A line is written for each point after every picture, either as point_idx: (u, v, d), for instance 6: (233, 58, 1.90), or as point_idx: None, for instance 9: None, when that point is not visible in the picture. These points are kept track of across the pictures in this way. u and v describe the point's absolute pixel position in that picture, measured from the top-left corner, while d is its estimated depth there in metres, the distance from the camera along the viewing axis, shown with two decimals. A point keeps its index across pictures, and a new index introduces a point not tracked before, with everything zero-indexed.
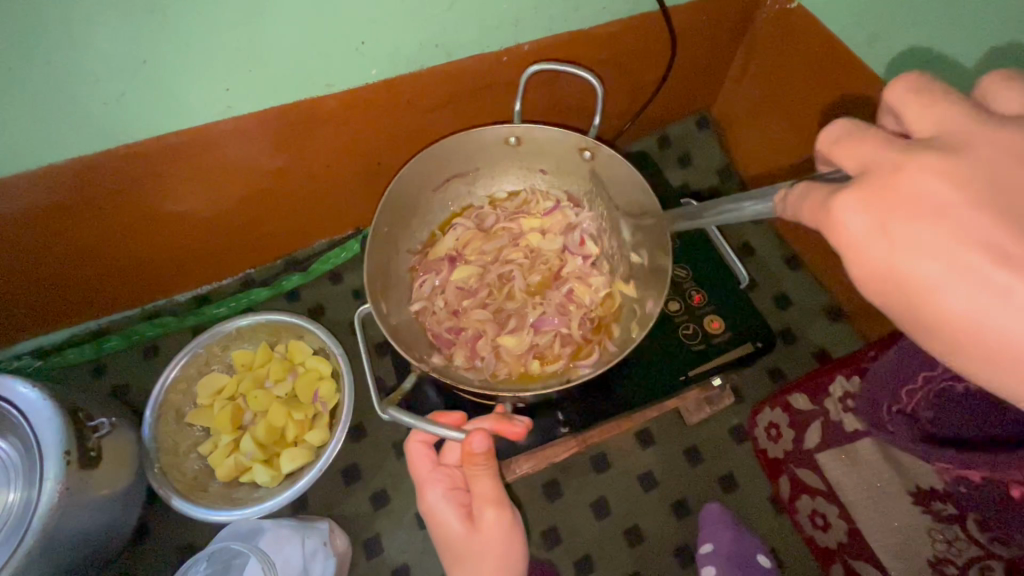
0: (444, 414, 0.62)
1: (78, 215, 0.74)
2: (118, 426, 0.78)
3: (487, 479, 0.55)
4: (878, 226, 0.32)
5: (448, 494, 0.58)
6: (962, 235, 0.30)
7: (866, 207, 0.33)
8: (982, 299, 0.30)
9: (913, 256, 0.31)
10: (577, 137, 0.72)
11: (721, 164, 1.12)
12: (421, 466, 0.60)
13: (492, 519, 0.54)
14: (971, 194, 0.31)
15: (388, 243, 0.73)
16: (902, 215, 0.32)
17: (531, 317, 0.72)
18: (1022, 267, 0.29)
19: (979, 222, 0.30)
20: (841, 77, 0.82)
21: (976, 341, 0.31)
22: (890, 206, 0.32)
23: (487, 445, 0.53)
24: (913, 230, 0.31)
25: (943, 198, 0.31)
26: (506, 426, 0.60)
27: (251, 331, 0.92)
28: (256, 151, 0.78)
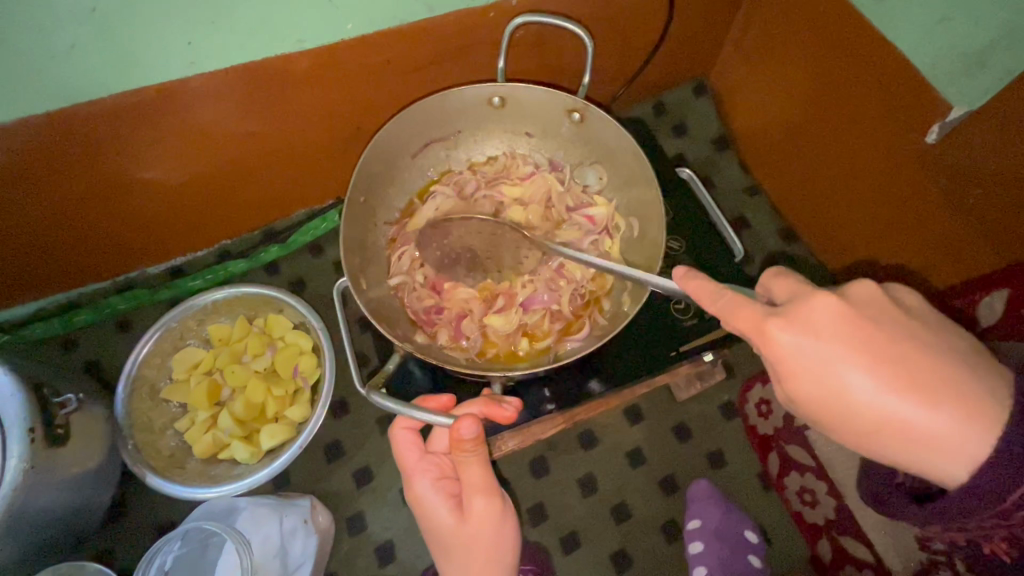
0: (431, 398, 0.58)
1: (35, 181, 0.70)
2: (88, 402, 0.76)
3: (477, 466, 0.51)
4: (791, 355, 0.42)
5: (438, 484, 0.54)
6: (869, 354, 0.41)
7: (784, 330, 0.42)
8: (898, 403, 0.40)
9: (833, 375, 0.41)
10: (563, 95, 0.68)
11: (718, 132, 1.08)
12: (408, 455, 0.56)
13: (482, 509, 0.51)
14: (848, 325, 0.41)
15: (364, 214, 0.69)
16: (817, 337, 0.41)
17: (519, 296, 0.69)
18: (908, 378, 0.40)
19: (880, 345, 0.41)
20: (843, 40, 0.78)
21: (917, 438, 0.40)
22: (795, 333, 0.42)
23: (476, 431, 0.49)
24: (823, 351, 0.41)
25: (841, 323, 0.41)
26: (495, 410, 0.55)
27: (228, 305, 0.89)
28: (226, 112, 0.73)
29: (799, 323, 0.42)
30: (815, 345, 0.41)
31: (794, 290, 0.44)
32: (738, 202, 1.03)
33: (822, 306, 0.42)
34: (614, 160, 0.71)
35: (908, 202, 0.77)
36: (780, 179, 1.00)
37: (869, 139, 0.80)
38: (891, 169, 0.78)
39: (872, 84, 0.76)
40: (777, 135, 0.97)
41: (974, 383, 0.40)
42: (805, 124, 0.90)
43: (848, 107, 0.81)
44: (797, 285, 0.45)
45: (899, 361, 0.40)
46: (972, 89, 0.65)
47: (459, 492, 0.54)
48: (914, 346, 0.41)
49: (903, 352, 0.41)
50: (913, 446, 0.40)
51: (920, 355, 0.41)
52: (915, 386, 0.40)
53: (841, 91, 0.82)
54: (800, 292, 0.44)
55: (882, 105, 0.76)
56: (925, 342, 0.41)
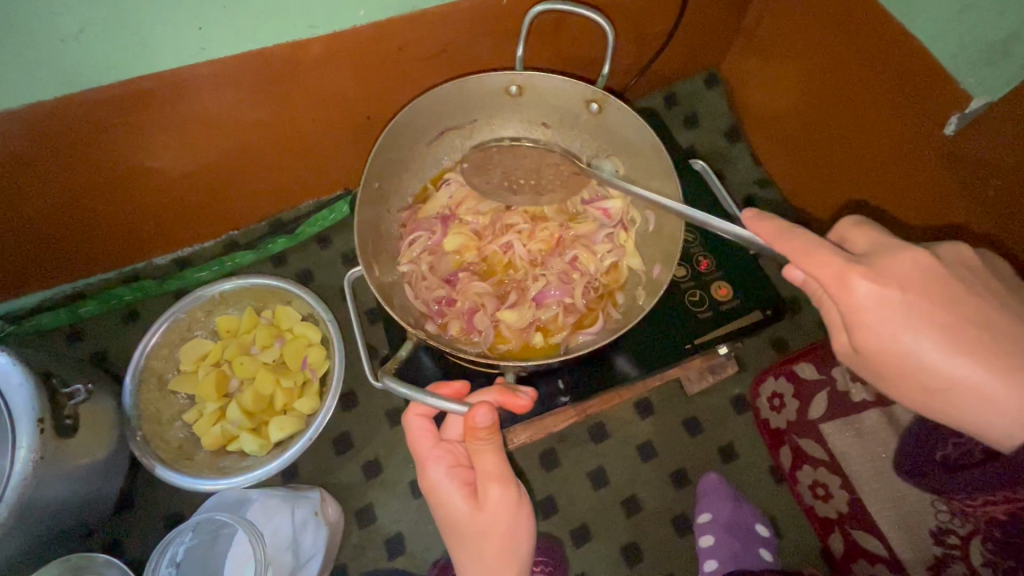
0: (443, 385, 0.57)
1: (41, 166, 0.69)
2: (96, 393, 0.75)
3: (492, 455, 0.50)
4: (874, 300, 0.42)
5: (453, 472, 0.53)
6: (945, 312, 0.41)
7: (869, 280, 0.41)
8: (963, 354, 0.41)
9: (907, 327, 0.41)
10: (580, 84, 0.67)
11: (729, 125, 1.06)
12: (421, 442, 0.56)
13: (497, 496, 0.50)
14: (931, 281, 0.42)
15: (378, 201, 0.68)
16: (901, 287, 0.41)
17: (532, 291, 0.67)
18: (979, 338, 0.41)
19: (958, 302, 0.41)
20: (861, 31, 0.77)
21: (980, 396, 0.40)
22: (880, 281, 0.42)
23: (491, 418, 0.48)
24: (902, 306, 0.41)
25: (926, 280, 0.42)
26: (510, 399, 0.54)
27: (235, 296, 0.88)
28: (236, 100, 0.72)
29: (880, 277, 0.42)
30: (893, 296, 0.41)
31: (878, 243, 0.44)
32: (749, 195, 1.02)
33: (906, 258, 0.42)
34: (631, 151, 0.70)
35: (923, 198, 0.77)
36: (794, 171, 0.98)
37: (886, 132, 0.79)
38: (909, 164, 0.77)
39: (890, 76, 0.75)
40: (790, 127, 0.96)
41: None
42: (820, 116, 0.89)
43: (866, 99, 0.80)
44: (881, 239, 0.44)
45: (969, 320, 0.41)
46: (992, 79, 0.65)
47: (474, 481, 0.53)
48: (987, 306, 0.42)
49: (978, 315, 0.41)
50: (973, 403, 0.41)
51: (994, 321, 0.41)
52: (984, 340, 0.40)
53: (858, 82, 0.81)
54: (887, 246, 0.43)
55: (901, 95, 0.75)
56: (1002, 310, 0.42)
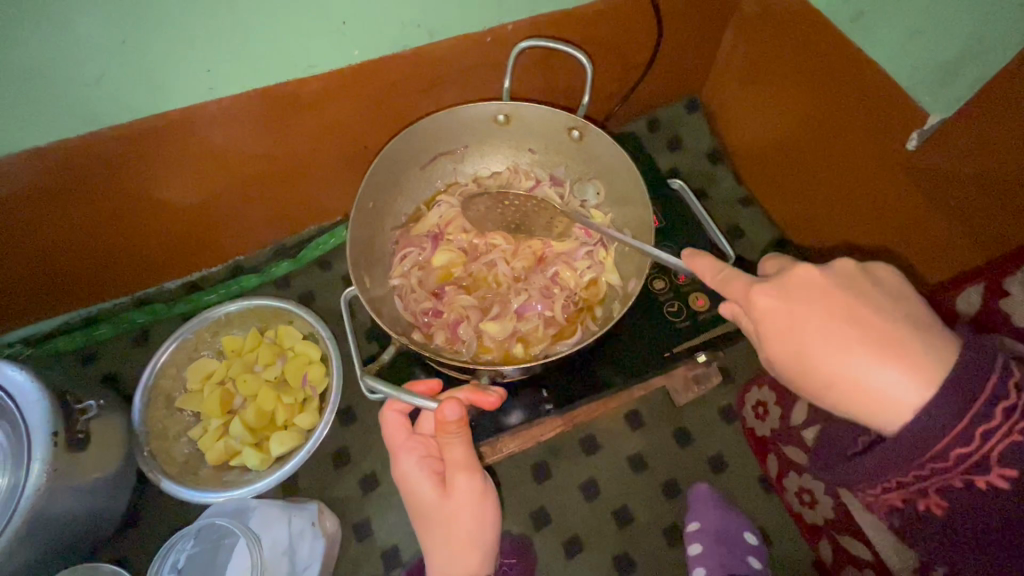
0: (418, 382, 0.61)
1: (65, 199, 0.75)
2: (107, 410, 0.79)
3: (461, 447, 0.52)
4: (773, 313, 0.47)
5: (423, 462, 0.56)
6: (841, 319, 0.45)
7: (767, 295, 0.47)
8: (845, 363, 0.44)
9: (798, 338, 0.46)
10: (562, 113, 0.71)
11: (711, 147, 1.11)
12: (396, 435, 0.58)
13: (465, 485, 0.53)
14: (829, 291, 0.46)
15: (372, 220, 0.73)
16: (797, 299, 0.46)
17: (514, 303, 0.70)
18: (874, 340, 0.43)
19: (855, 308, 0.45)
20: (830, 57, 0.82)
21: (879, 396, 0.43)
22: (776, 297, 0.47)
23: (461, 412, 0.51)
24: (798, 315, 0.46)
25: (823, 292, 0.46)
26: (481, 396, 0.57)
27: (241, 316, 0.93)
28: (242, 134, 0.78)
29: (773, 296, 0.47)
30: (787, 307, 0.46)
31: (784, 264, 0.50)
32: (733, 213, 1.06)
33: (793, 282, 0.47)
34: (609, 174, 0.73)
35: (899, 213, 0.80)
36: (775, 190, 1.02)
37: (858, 151, 0.83)
38: (881, 181, 0.80)
39: (858, 98, 0.80)
40: (769, 149, 1.00)
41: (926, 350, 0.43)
42: (796, 138, 0.93)
43: (837, 118, 0.84)
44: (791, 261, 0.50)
45: (856, 330, 0.44)
46: (943, 96, 0.69)
47: (443, 470, 0.56)
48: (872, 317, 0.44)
49: (876, 318, 0.44)
50: (874, 402, 0.43)
51: (892, 323, 0.44)
52: (861, 347, 0.43)
53: (828, 104, 0.85)
54: (789, 266, 0.49)
55: (870, 114, 0.79)
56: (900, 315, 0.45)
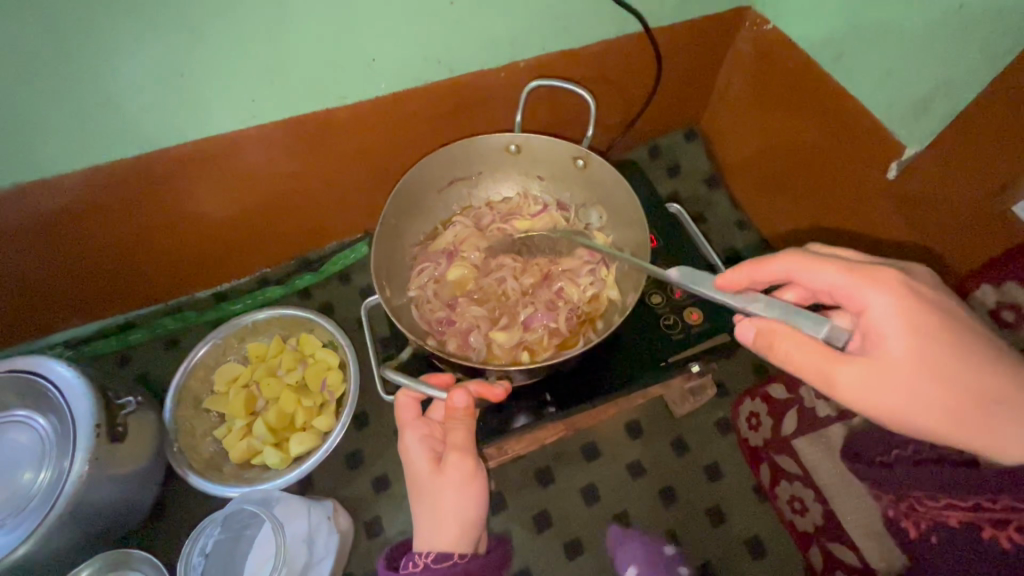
0: (434, 375, 0.66)
1: (118, 211, 0.83)
2: (143, 407, 0.85)
3: (463, 431, 0.58)
4: (903, 307, 0.45)
5: (425, 441, 0.60)
6: (963, 331, 0.45)
7: (897, 286, 0.46)
8: (922, 384, 0.44)
9: (903, 343, 0.45)
10: (568, 144, 0.78)
11: (709, 174, 1.16)
12: (405, 411, 0.62)
13: (455, 462, 0.57)
14: (950, 299, 0.47)
15: (393, 236, 0.80)
16: (925, 300, 0.46)
17: (521, 315, 0.76)
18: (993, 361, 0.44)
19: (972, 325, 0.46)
20: (816, 95, 0.88)
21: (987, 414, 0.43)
22: (902, 291, 0.46)
23: (467, 401, 0.58)
24: (924, 316, 0.45)
25: (944, 300, 0.46)
26: (488, 389, 0.63)
27: (265, 324, 0.99)
28: (278, 156, 0.86)
29: (881, 293, 0.46)
30: (917, 305, 0.46)
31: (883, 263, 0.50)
32: (731, 236, 1.11)
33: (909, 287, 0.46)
34: (611, 199, 0.80)
35: (880, 238, 0.86)
36: (771, 215, 1.07)
37: (844, 181, 0.89)
38: (866, 208, 0.86)
39: (842, 132, 0.86)
40: (762, 177, 1.06)
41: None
42: (787, 167, 1.00)
43: (823, 149, 0.91)
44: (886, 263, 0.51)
45: (953, 362, 0.44)
46: (917, 130, 0.76)
47: (441, 451, 0.60)
48: (981, 356, 0.44)
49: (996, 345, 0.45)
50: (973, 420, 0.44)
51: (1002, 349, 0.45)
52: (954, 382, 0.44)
53: (815, 137, 0.91)
54: (898, 266, 0.49)
55: (853, 147, 0.85)
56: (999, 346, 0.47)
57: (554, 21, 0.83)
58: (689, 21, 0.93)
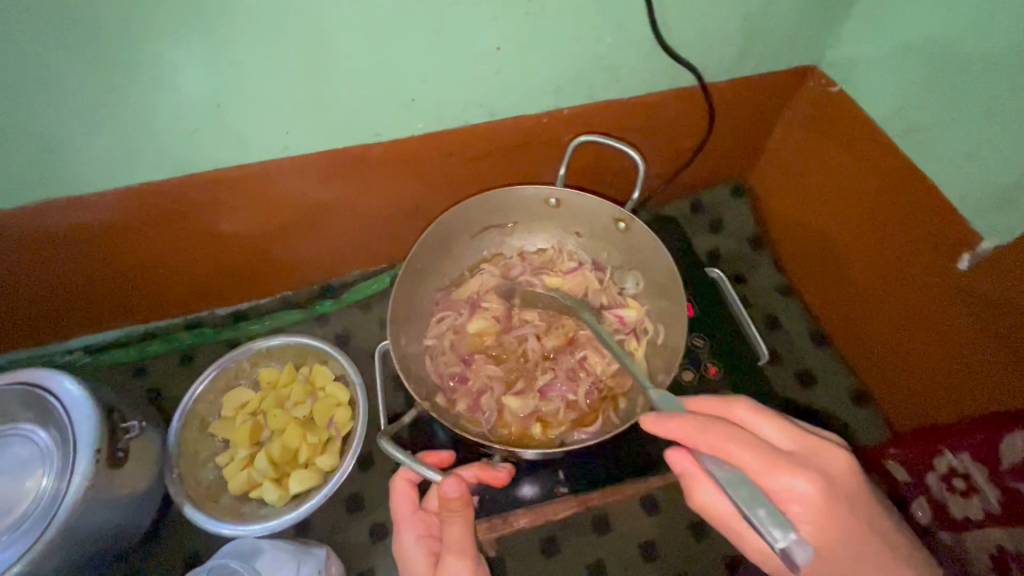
0: (432, 454, 0.64)
1: (145, 229, 0.82)
2: (148, 429, 0.84)
3: (458, 526, 0.52)
4: (835, 511, 0.42)
5: (419, 541, 0.57)
6: (864, 523, 0.43)
7: (817, 487, 0.43)
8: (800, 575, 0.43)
9: (849, 548, 0.42)
10: (611, 205, 0.74)
11: (754, 233, 1.09)
12: (401, 505, 0.60)
13: (452, 566, 0.51)
14: (844, 484, 0.44)
15: (417, 282, 0.76)
16: (831, 499, 0.43)
17: (539, 381, 0.71)
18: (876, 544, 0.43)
19: (865, 507, 0.44)
20: (878, 168, 0.83)
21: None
22: (818, 486, 0.43)
23: (460, 490, 0.52)
24: (842, 515, 0.43)
25: (852, 490, 0.44)
26: (488, 472, 0.62)
27: (281, 350, 0.97)
28: (308, 186, 0.84)
29: (805, 493, 0.43)
30: (826, 502, 0.43)
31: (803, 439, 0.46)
32: (773, 301, 1.03)
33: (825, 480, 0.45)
34: (650, 266, 0.75)
35: (937, 335, 0.78)
36: (815, 285, 1.00)
37: (906, 265, 0.81)
38: (926, 297, 0.79)
39: (912, 211, 0.79)
40: (812, 244, 0.99)
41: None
42: (842, 238, 0.92)
43: (880, 225, 0.84)
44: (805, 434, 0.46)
45: (860, 574, 0.42)
46: (1001, 222, 0.69)
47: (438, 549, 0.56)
48: (898, 565, 0.43)
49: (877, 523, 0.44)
50: None
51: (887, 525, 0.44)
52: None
53: (872, 210, 0.85)
54: (808, 446, 0.46)
55: (912, 226, 0.79)
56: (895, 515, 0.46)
57: (604, 72, 0.79)
58: (747, 78, 0.88)
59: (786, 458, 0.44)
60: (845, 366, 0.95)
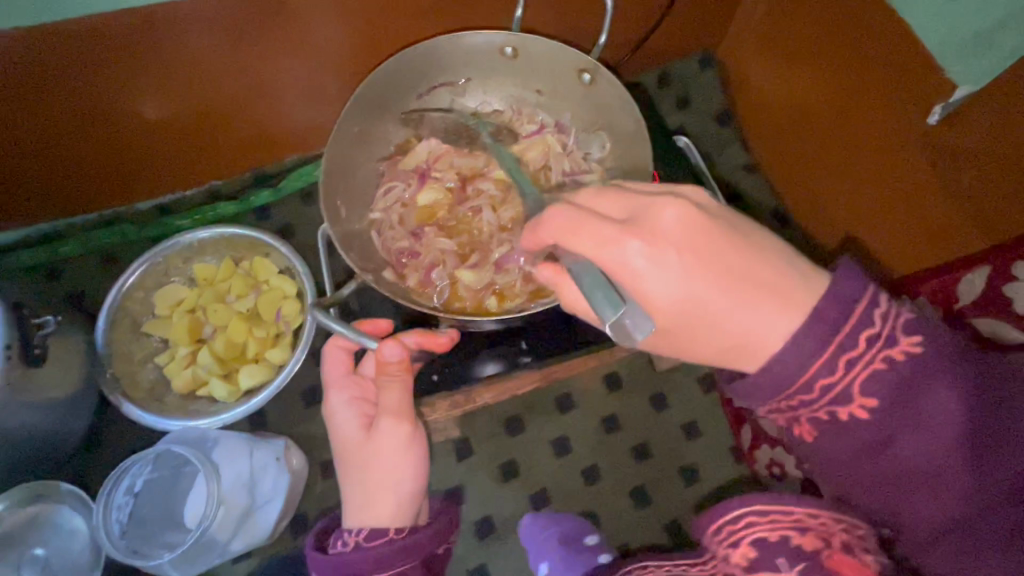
0: (368, 321, 0.60)
1: (24, 98, 0.69)
2: (65, 328, 0.75)
3: (398, 392, 0.52)
4: (651, 266, 0.39)
5: (352, 403, 0.55)
6: (697, 274, 0.39)
7: (640, 245, 0.39)
8: (686, 331, 0.40)
9: (665, 288, 0.39)
10: (574, 51, 0.65)
11: (721, 108, 1.04)
12: (334, 370, 0.58)
13: (388, 428, 0.52)
14: (682, 237, 0.39)
15: (357, 147, 0.67)
16: (660, 259, 0.39)
17: (495, 254, 0.67)
18: (709, 298, 0.39)
19: (708, 253, 0.39)
20: (845, 18, 0.77)
21: (751, 346, 0.39)
22: (646, 251, 0.39)
23: (400, 355, 0.51)
24: (673, 265, 0.39)
25: (688, 245, 0.39)
26: (430, 338, 0.56)
27: (214, 243, 0.88)
28: (222, 44, 0.71)
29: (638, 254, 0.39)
30: (655, 262, 0.39)
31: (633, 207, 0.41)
32: (737, 180, 1.00)
33: (692, 199, 0.41)
34: (615, 126, 0.69)
35: (903, 180, 0.76)
36: (780, 157, 0.97)
37: (872, 134, 0.79)
38: (889, 166, 0.77)
39: (891, 72, 0.74)
40: (779, 105, 0.94)
41: (745, 346, 0.39)
42: (812, 111, 0.88)
43: (858, 84, 0.79)
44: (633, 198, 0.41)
45: (696, 315, 0.39)
46: (978, 68, 0.64)
47: (372, 416, 0.55)
48: (724, 307, 0.39)
49: (714, 285, 0.39)
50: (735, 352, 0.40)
51: (721, 274, 0.39)
52: (741, 312, 0.38)
53: (849, 70, 0.80)
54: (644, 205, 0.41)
55: (889, 83, 0.74)
56: (737, 258, 0.39)
57: None
58: None
59: (615, 227, 0.39)
60: (803, 240, 0.95)
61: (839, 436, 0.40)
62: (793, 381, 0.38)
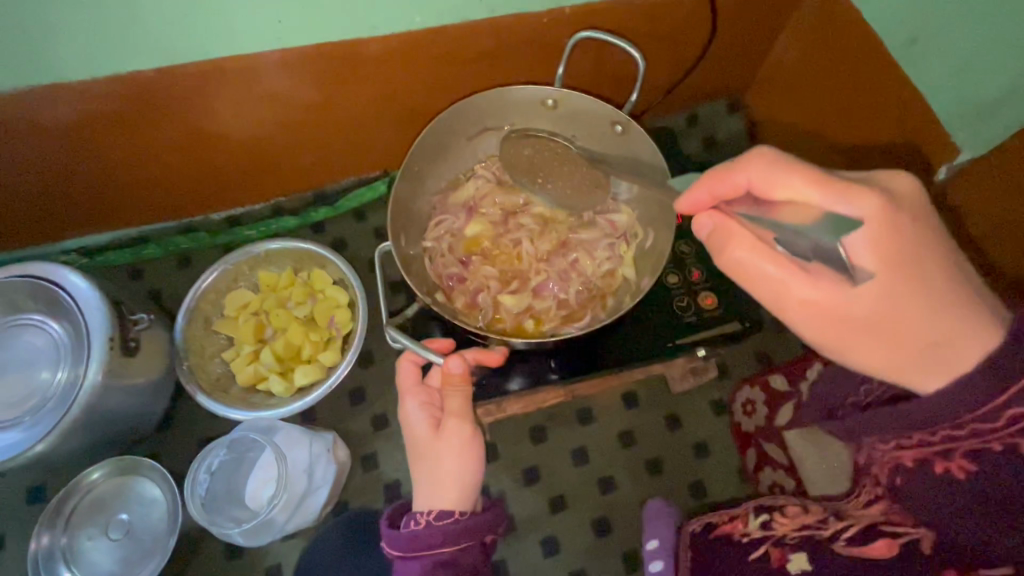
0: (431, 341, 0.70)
1: (134, 126, 0.81)
2: (154, 324, 0.87)
3: (460, 398, 0.62)
4: (885, 223, 0.43)
5: (423, 407, 0.64)
6: (913, 258, 0.43)
7: (878, 200, 0.44)
8: (894, 306, 0.43)
9: (889, 255, 0.43)
10: (608, 106, 0.73)
11: (745, 150, 1.11)
12: (406, 379, 0.66)
13: (454, 428, 0.62)
14: (908, 210, 0.45)
15: (415, 181, 0.77)
16: (894, 222, 0.43)
17: (533, 282, 0.76)
18: (920, 283, 0.43)
19: (917, 241, 0.44)
20: (863, 78, 0.84)
21: (939, 347, 0.43)
22: (878, 208, 0.43)
23: (463, 366, 0.61)
24: (894, 230, 0.43)
25: (909, 225, 0.44)
26: (484, 356, 0.69)
27: (278, 254, 0.99)
28: (302, 83, 0.81)
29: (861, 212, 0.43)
30: (886, 223, 0.43)
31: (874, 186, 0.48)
32: None
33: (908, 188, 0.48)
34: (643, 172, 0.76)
35: None
36: None
37: None
38: None
39: (904, 135, 0.81)
40: (802, 150, 1.01)
41: (949, 342, 0.43)
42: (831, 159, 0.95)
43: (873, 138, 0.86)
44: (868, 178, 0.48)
45: (910, 295, 0.43)
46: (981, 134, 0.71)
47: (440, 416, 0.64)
48: (934, 297, 0.43)
49: (925, 270, 0.43)
50: (927, 351, 0.43)
51: (934, 264, 0.44)
52: (939, 310, 0.43)
53: (866, 125, 0.86)
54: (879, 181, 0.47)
55: (904, 141, 0.81)
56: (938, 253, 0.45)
57: None
58: None
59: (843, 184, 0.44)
60: None
61: (967, 486, 0.43)
62: (961, 418, 0.42)
